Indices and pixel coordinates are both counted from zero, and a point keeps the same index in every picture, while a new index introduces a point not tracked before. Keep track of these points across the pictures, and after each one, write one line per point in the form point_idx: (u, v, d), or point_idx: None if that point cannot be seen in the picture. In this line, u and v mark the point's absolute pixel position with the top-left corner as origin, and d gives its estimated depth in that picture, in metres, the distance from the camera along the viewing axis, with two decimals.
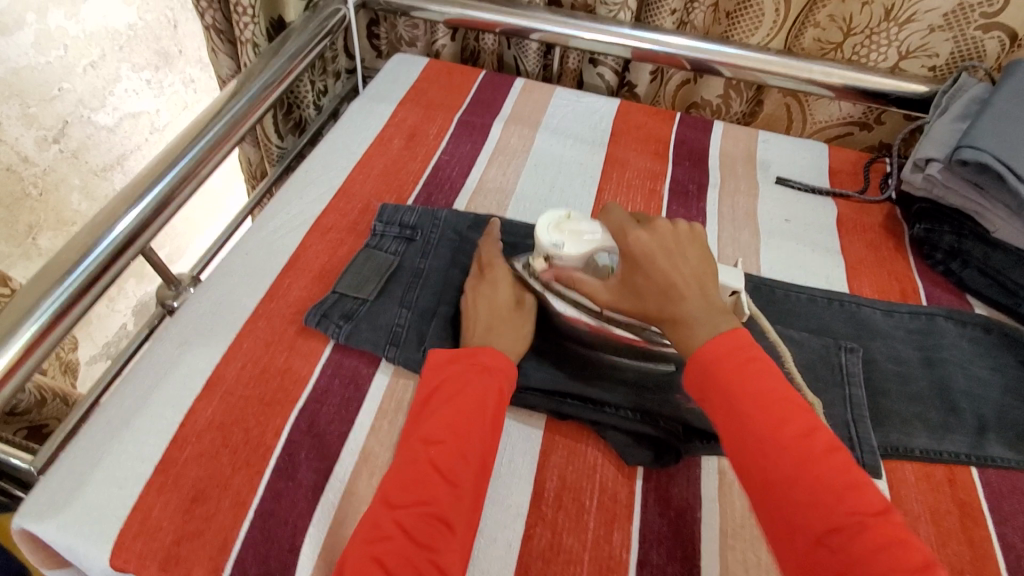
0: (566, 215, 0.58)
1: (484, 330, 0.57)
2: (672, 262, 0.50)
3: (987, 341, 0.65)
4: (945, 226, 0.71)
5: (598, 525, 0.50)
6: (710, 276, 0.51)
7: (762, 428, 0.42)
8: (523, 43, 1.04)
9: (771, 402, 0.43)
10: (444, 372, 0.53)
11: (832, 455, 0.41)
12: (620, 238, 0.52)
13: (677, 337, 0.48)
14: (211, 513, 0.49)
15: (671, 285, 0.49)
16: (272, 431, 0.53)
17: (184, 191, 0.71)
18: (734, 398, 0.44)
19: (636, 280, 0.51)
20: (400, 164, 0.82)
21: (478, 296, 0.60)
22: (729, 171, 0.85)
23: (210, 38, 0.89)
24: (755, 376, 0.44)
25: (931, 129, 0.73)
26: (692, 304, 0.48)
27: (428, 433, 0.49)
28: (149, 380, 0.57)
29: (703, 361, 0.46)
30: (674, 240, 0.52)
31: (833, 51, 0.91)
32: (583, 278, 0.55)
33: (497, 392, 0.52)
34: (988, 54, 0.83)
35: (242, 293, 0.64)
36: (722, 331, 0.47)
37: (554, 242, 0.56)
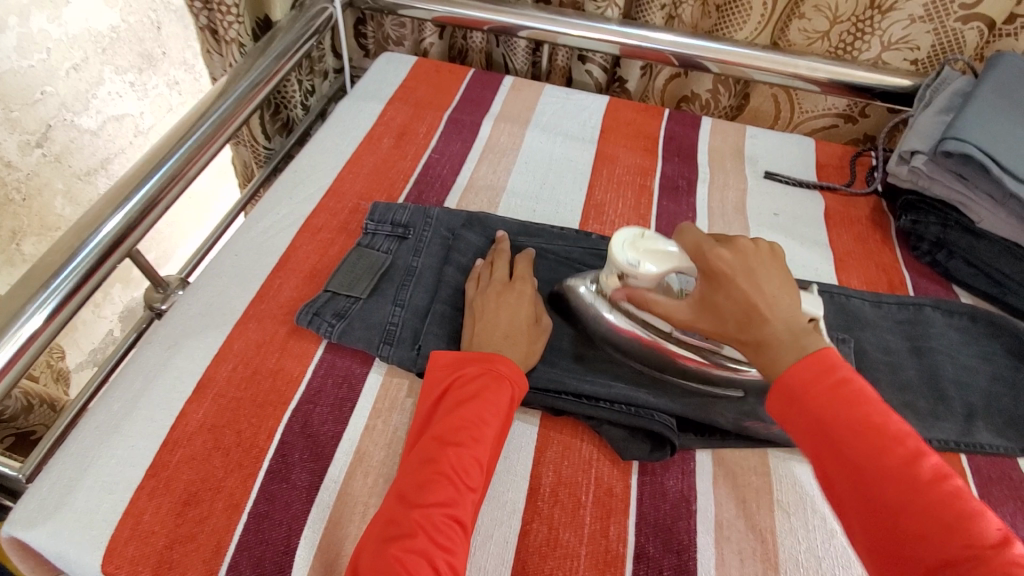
0: (640, 233, 0.55)
1: (503, 337, 0.56)
2: (753, 284, 0.47)
3: (973, 330, 0.66)
4: (931, 218, 0.72)
5: (594, 519, 0.50)
6: (794, 296, 0.47)
7: (858, 458, 0.40)
8: (511, 41, 1.04)
9: (864, 429, 0.41)
10: (460, 371, 0.53)
11: (940, 484, 0.38)
12: (699, 257, 0.50)
13: (760, 360, 0.47)
14: (204, 516, 0.48)
15: (752, 307, 0.46)
16: (265, 433, 0.53)
17: (172, 192, 0.70)
18: (824, 426, 0.42)
19: (715, 300, 0.49)
20: (390, 162, 0.81)
21: (502, 303, 0.59)
22: (718, 166, 0.85)
23: (205, 40, 0.88)
24: (844, 400, 0.42)
25: (915, 122, 0.74)
26: (775, 328, 0.45)
27: (444, 435, 0.49)
28: (138, 384, 0.56)
29: (789, 389, 0.44)
30: (757, 259, 0.48)
31: (820, 40, 0.91)
32: (659, 299, 0.53)
33: (510, 398, 0.52)
34: (968, 44, 0.84)
35: (231, 294, 0.63)
36: (808, 353, 0.44)
37: (630, 261, 0.53)
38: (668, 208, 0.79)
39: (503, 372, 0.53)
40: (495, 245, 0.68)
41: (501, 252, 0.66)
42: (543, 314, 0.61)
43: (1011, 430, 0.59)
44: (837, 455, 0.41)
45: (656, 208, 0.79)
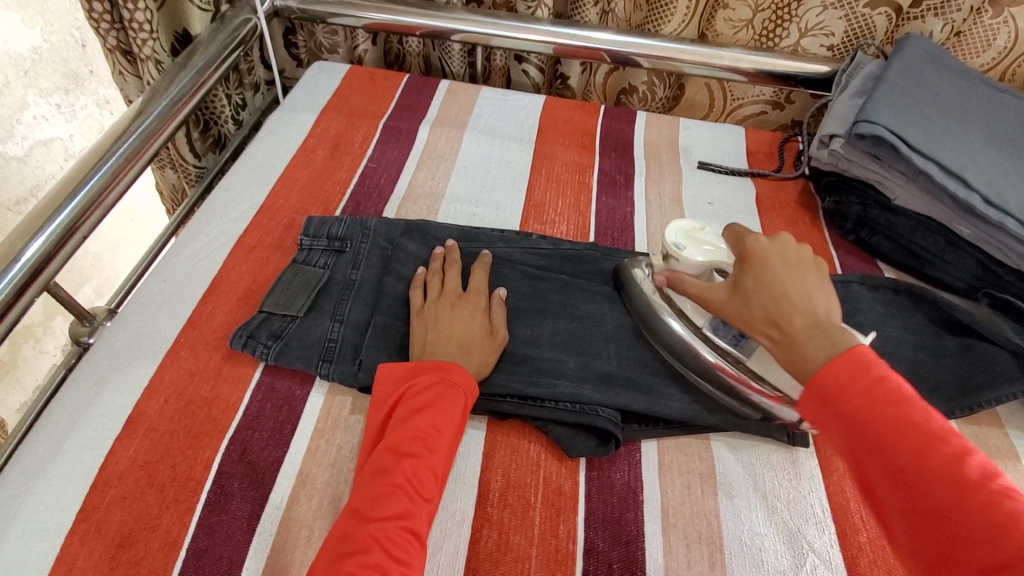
0: (699, 227, 0.59)
1: (456, 347, 0.57)
2: (788, 271, 0.47)
3: (897, 302, 0.69)
4: (853, 198, 0.75)
5: (544, 520, 0.51)
6: (831, 297, 0.46)
7: (902, 458, 0.38)
8: (446, 44, 1.03)
9: (910, 431, 0.39)
10: (412, 380, 0.53)
11: (988, 483, 0.36)
12: (737, 242, 0.52)
13: (784, 354, 0.46)
14: (139, 557, 0.46)
15: (781, 293, 0.46)
16: (202, 464, 0.51)
17: (89, 220, 0.67)
18: (864, 427, 0.40)
19: (744, 287, 0.49)
20: (325, 175, 0.80)
21: (456, 315, 0.59)
22: (654, 159, 0.87)
23: (117, 61, 0.85)
24: (886, 402, 0.40)
25: (833, 106, 0.77)
26: (805, 319, 0.45)
27: (398, 447, 0.49)
28: (64, 425, 0.53)
29: (824, 389, 0.42)
30: (794, 250, 0.49)
31: (744, 29, 0.94)
32: (693, 280, 0.55)
33: (463, 406, 0.52)
34: (878, 29, 0.88)
35: (162, 322, 0.61)
36: (838, 352, 0.43)
37: (677, 243, 0.58)
38: (607, 203, 0.80)
39: (458, 380, 0.53)
40: (445, 254, 0.67)
41: (451, 261, 0.65)
42: (500, 324, 0.60)
43: (934, 396, 0.62)
44: (883, 462, 0.39)
45: (596, 205, 0.80)
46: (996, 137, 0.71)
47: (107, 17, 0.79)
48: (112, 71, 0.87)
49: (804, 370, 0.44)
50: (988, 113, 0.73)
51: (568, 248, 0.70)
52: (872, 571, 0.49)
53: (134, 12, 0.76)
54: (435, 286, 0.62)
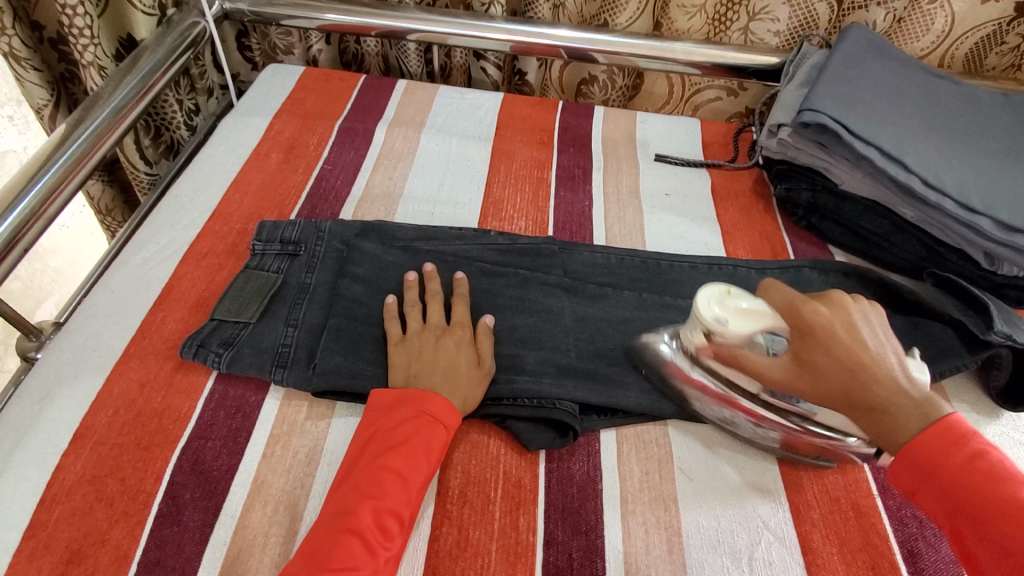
0: (725, 291, 0.54)
1: (438, 379, 0.55)
2: (854, 337, 0.50)
3: (847, 284, 0.71)
4: (802, 184, 0.77)
5: (503, 514, 0.51)
6: (903, 360, 0.49)
7: (1004, 538, 0.41)
8: (402, 44, 1.02)
9: (1014, 509, 0.41)
10: (391, 415, 0.52)
11: None
12: (788, 308, 0.52)
13: (872, 424, 0.47)
14: (88, 573, 0.45)
15: (858, 363, 0.48)
16: (153, 476, 0.50)
17: (30, 232, 0.65)
18: (967, 506, 0.43)
19: (813, 360, 0.50)
20: (280, 178, 0.79)
21: (440, 347, 0.57)
22: (612, 153, 0.88)
23: (13, 68, 0.81)
24: (986, 478, 0.43)
25: (780, 96, 0.79)
26: (889, 389, 0.47)
27: (366, 489, 0.47)
28: (8, 442, 0.52)
29: (918, 462, 0.45)
30: (857, 318, 0.51)
31: (697, 14, 0.94)
32: (748, 356, 0.52)
33: (441, 447, 0.51)
34: (821, 17, 0.91)
35: (110, 333, 0.60)
36: (932, 419, 0.45)
37: (717, 319, 0.52)
38: (565, 198, 0.81)
39: (437, 415, 0.52)
40: (427, 280, 0.64)
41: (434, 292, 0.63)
42: (486, 354, 0.58)
43: None
44: (984, 534, 0.42)
45: (554, 199, 0.80)
46: (933, 123, 0.73)
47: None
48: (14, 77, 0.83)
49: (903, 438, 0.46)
50: (926, 98, 0.76)
51: (526, 242, 0.71)
52: (824, 546, 0.50)
53: (72, 17, 0.74)
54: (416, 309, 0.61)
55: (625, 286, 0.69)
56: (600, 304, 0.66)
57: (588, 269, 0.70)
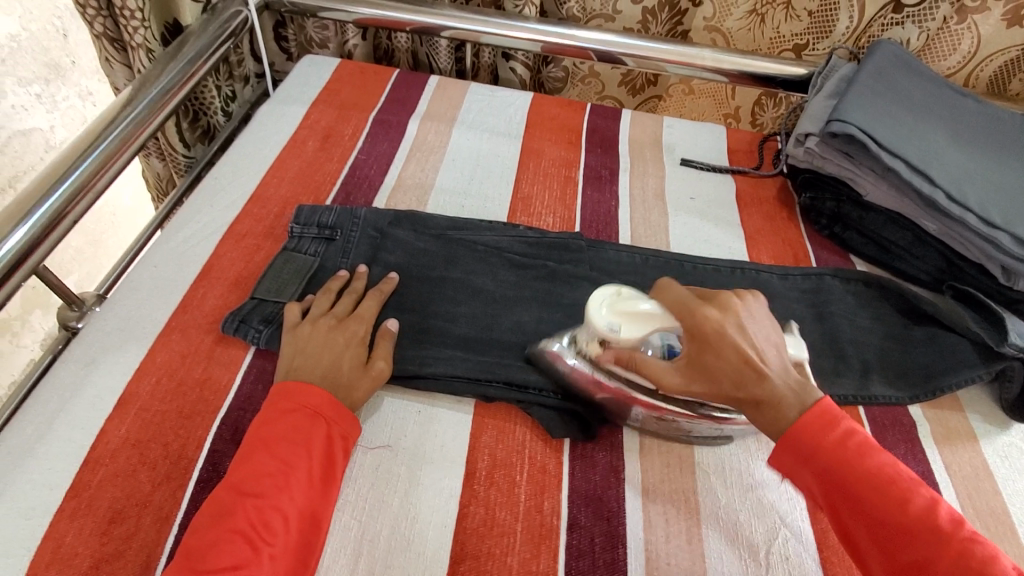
0: (617, 292, 0.55)
1: (320, 377, 0.54)
2: (741, 337, 0.49)
3: (867, 294, 0.73)
4: (826, 194, 0.79)
5: (528, 497, 0.52)
6: (781, 350, 0.50)
7: (880, 512, 0.43)
8: (434, 41, 1.04)
9: (880, 481, 0.44)
10: (275, 412, 0.51)
11: (959, 529, 0.42)
12: (682, 312, 0.51)
13: (758, 415, 0.48)
14: (132, 532, 0.47)
15: (745, 365, 0.48)
16: (194, 443, 0.52)
17: (80, 204, 0.67)
18: (843, 483, 0.44)
19: (704, 360, 0.49)
20: (316, 165, 0.81)
21: (329, 342, 0.57)
22: (638, 156, 0.89)
23: (103, 47, 0.85)
24: (855, 454, 0.44)
25: (809, 106, 0.80)
26: (773, 384, 0.47)
27: (242, 485, 0.46)
28: (53, 405, 0.54)
29: (798, 446, 0.46)
30: (743, 313, 0.50)
31: None
32: (646, 360, 0.51)
33: (325, 439, 0.50)
34: (835, 32, 0.94)
35: (153, 306, 0.62)
36: (810, 405, 0.47)
37: (610, 325, 0.53)
38: (592, 197, 0.82)
39: (318, 408, 0.51)
40: (350, 281, 0.64)
41: (351, 289, 0.63)
42: (379, 358, 0.57)
43: (902, 381, 0.66)
44: (861, 512, 0.44)
45: (581, 198, 0.82)
46: (959, 139, 0.74)
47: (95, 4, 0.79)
48: (100, 57, 0.87)
49: (789, 430, 0.46)
50: (952, 115, 0.77)
51: (554, 237, 0.72)
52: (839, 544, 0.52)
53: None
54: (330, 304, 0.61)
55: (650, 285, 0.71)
56: None
57: (613, 266, 0.72)
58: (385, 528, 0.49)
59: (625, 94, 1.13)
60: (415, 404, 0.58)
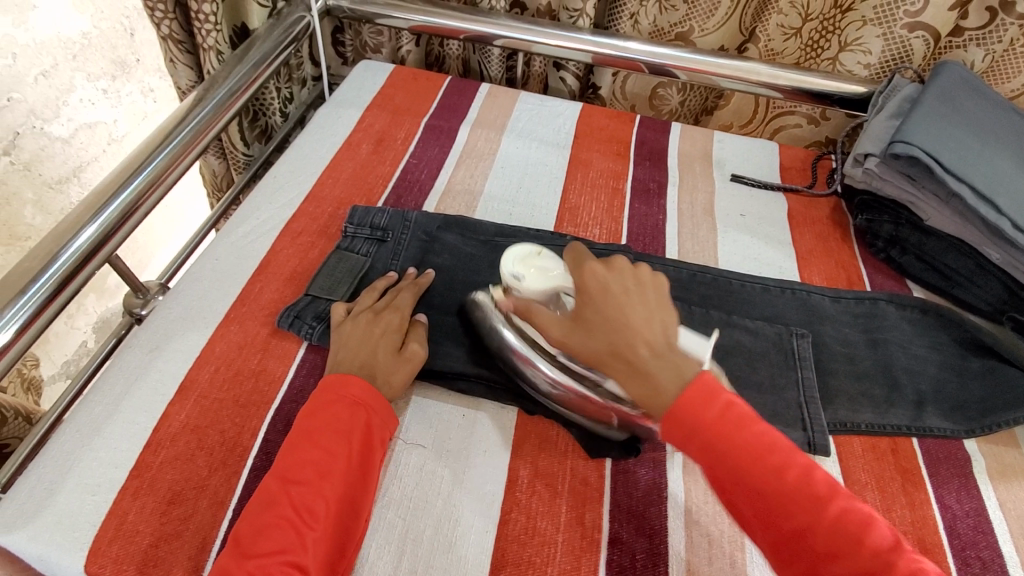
0: (535, 251, 0.59)
1: (359, 367, 0.55)
2: (625, 300, 0.49)
3: (924, 321, 0.70)
4: (884, 216, 0.77)
5: (570, 508, 0.52)
6: (671, 324, 0.49)
7: (762, 484, 0.42)
8: (486, 49, 1.06)
9: (762, 454, 0.43)
10: (318, 401, 0.52)
11: (834, 499, 0.42)
12: (576, 269, 0.52)
13: (632, 378, 0.48)
14: (189, 514, 0.49)
15: (626, 326, 0.48)
16: (249, 432, 0.54)
17: (151, 197, 0.70)
18: (726, 459, 0.43)
19: (587, 316, 0.50)
20: (369, 168, 0.83)
21: (368, 332, 0.58)
22: (687, 170, 0.89)
23: (169, 49, 0.89)
24: (735, 427, 0.43)
25: (868, 126, 0.79)
26: (652, 347, 0.48)
27: (286, 474, 0.48)
28: (120, 387, 0.56)
29: (684, 421, 0.44)
30: (633, 282, 0.51)
31: (794, 36, 0.94)
32: (538, 307, 0.54)
33: (363, 427, 0.51)
34: (915, 53, 0.89)
35: (214, 297, 0.64)
36: (686, 379, 0.46)
37: (516, 274, 0.57)
38: (639, 210, 0.82)
39: (357, 397, 0.52)
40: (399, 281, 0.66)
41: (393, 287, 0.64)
42: (416, 344, 0.58)
43: (959, 414, 0.63)
44: (743, 487, 0.43)
45: (629, 211, 0.82)
46: None
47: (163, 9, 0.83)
48: (167, 58, 0.91)
49: (655, 399, 0.46)
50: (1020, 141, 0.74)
51: (601, 248, 0.72)
52: None
53: (201, 4, 0.80)
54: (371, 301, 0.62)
55: (696, 300, 0.70)
56: None
57: None
58: (428, 528, 0.50)
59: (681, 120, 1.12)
60: (460, 407, 0.59)
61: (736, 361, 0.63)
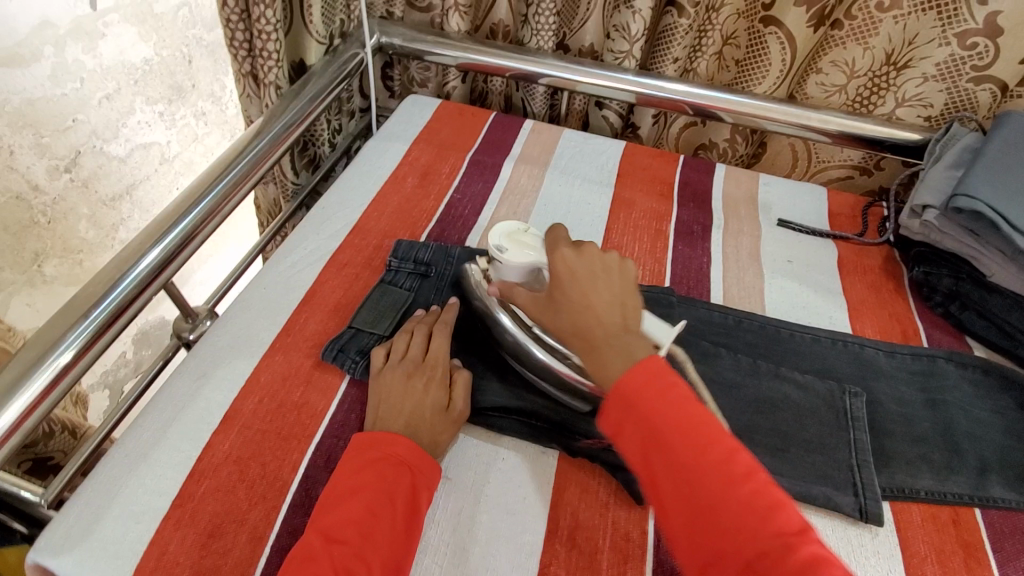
0: (521, 229, 0.62)
1: (404, 426, 0.55)
2: (586, 284, 0.52)
3: (986, 383, 0.67)
4: (944, 270, 0.74)
5: (611, 565, 0.51)
6: (625, 305, 0.52)
7: (682, 458, 0.43)
8: (531, 87, 1.07)
9: (689, 428, 0.43)
10: (365, 457, 0.52)
11: (746, 479, 0.41)
12: (551, 252, 0.56)
13: (588, 355, 0.50)
14: (228, 548, 0.49)
15: (587, 307, 0.51)
16: (289, 465, 0.54)
17: (208, 226, 0.72)
18: (656, 431, 0.44)
19: (556, 298, 0.53)
20: (414, 201, 0.84)
21: (410, 388, 0.57)
22: (732, 212, 0.88)
23: (240, 83, 0.93)
24: (666, 401, 0.44)
25: (926, 175, 0.77)
26: (606, 325, 0.50)
27: (329, 532, 0.47)
28: (167, 414, 0.57)
29: (621, 395, 0.45)
30: (598, 263, 0.54)
31: (837, 94, 0.93)
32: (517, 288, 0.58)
33: (408, 486, 0.50)
34: (981, 104, 0.87)
35: (261, 326, 0.65)
36: (635, 360, 0.47)
37: (500, 246, 0.61)
38: (683, 252, 0.81)
39: (403, 457, 0.51)
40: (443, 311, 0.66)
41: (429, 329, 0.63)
42: (459, 398, 0.58)
43: None
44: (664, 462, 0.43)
45: (672, 253, 0.81)
46: None
47: (246, 45, 0.88)
48: (240, 90, 0.95)
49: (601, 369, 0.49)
50: None
51: (645, 290, 0.71)
52: None
53: (266, 42, 0.84)
54: (417, 351, 0.60)
55: (742, 348, 0.68)
56: (712, 363, 0.64)
57: (702, 325, 0.69)
58: None
59: (742, 164, 1.09)
60: (499, 450, 0.58)
61: (784, 417, 0.61)
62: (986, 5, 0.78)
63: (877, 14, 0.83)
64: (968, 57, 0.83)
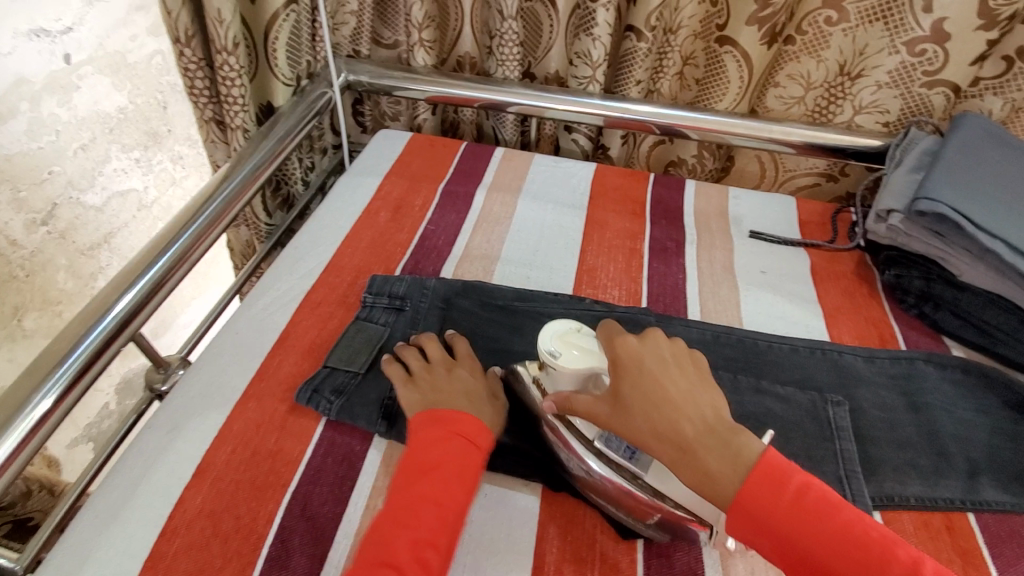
0: (574, 328, 0.54)
1: (463, 402, 0.56)
2: (663, 380, 0.49)
3: (966, 382, 0.67)
4: (914, 272, 0.75)
5: None
6: (709, 398, 0.49)
7: (813, 546, 0.43)
8: (500, 115, 1.08)
9: (806, 509, 0.43)
10: (427, 440, 0.53)
11: (879, 541, 0.42)
12: (608, 344, 0.52)
13: (684, 464, 0.46)
14: None
15: (667, 404, 0.48)
16: (264, 518, 0.53)
17: (177, 274, 0.71)
18: (775, 523, 0.43)
19: (626, 397, 0.49)
20: (388, 235, 0.84)
21: (454, 377, 0.59)
22: (704, 227, 0.88)
23: (207, 130, 0.93)
24: (775, 485, 0.44)
25: (889, 180, 0.79)
26: (696, 427, 0.47)
27: (399, 515, 0.48)
28: (137, 471, 0.55)
29: (736, 497, 0.44)
30: (666, 356, 0.51)
31: (796, 105, 0.96)
32: (577, 397, 0.51)
33: (474, 464, 0.52)
34: (936, 107, 0.89)
35: (233, 373, 0.64)
36: (740, 462, 0.45)
37: (551, 350, 0.52)
38: (658, 270, 0.81)
39: (470, 436, 0.53)
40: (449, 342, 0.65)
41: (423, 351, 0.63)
42: (495, 385, 0.61)
43: (1017, 486, 0.59)
44: (786, 545, 0.43)
45: (647, 271, 0.81)
46: None
47: (206, 92, 0.88)
48: (204, 140, 0.95)
49: (711, 482, 0.45)
50: None
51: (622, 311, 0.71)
52: None
53: (230, 88, 0.84)
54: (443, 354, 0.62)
55: (722, 363, 0.67)
56: None
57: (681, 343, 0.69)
58: None
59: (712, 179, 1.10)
60: (481, 485, 0.56)
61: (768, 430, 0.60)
62: (931, 13, 0.81)
63: (826, 27, 0.86)
64: (919, 64, 0.85)
